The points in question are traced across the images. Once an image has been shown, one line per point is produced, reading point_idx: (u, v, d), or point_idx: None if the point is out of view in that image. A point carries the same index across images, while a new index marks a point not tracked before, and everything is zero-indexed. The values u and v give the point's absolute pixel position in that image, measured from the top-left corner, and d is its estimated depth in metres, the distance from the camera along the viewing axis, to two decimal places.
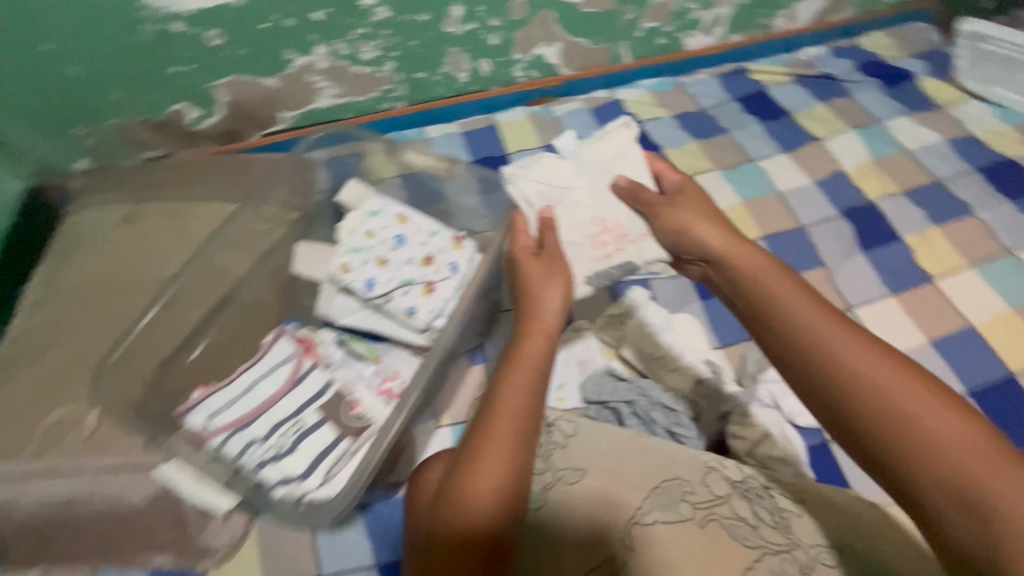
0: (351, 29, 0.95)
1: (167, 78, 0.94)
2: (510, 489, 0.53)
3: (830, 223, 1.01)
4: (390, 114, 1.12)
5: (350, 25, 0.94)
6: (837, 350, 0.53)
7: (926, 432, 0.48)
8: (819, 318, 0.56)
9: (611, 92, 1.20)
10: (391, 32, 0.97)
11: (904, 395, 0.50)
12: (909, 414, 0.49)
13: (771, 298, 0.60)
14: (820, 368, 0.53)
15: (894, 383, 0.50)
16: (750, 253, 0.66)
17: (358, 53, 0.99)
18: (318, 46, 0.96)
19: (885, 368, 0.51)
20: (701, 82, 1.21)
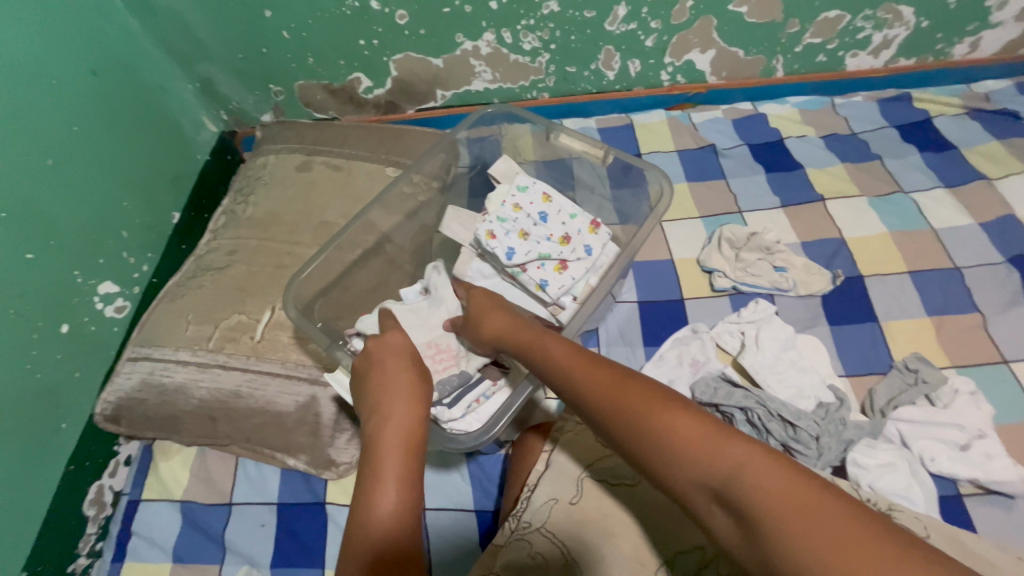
0: (519, 20, 1.02)
1: (353, 49, 1.07)
2: (412, 503, 0.51)
3: (999, 267, 0.92)
4: (538, 102, 1.19)
5: (518, 16, 1.02)
6: (638, 410, 0.49)
7: (754, 501, 0.40)
8: (590, 378, 0.54)
9: (756, 105, 1.18)
10: (553, 25, 1.03)
11: (684, 453, 0.45)
12: (691, 464, 0.44)
13: (593, 391, 0.53)
14: (647, 441, 0.47)
15: (693, 439, 0.45)
16: (539, 339, 0.62)
17: (519, 43, 1.07)
18: (486, 34, 1.05)
19: (687, 424, 0.46)
20: (859, 107, 1.16)
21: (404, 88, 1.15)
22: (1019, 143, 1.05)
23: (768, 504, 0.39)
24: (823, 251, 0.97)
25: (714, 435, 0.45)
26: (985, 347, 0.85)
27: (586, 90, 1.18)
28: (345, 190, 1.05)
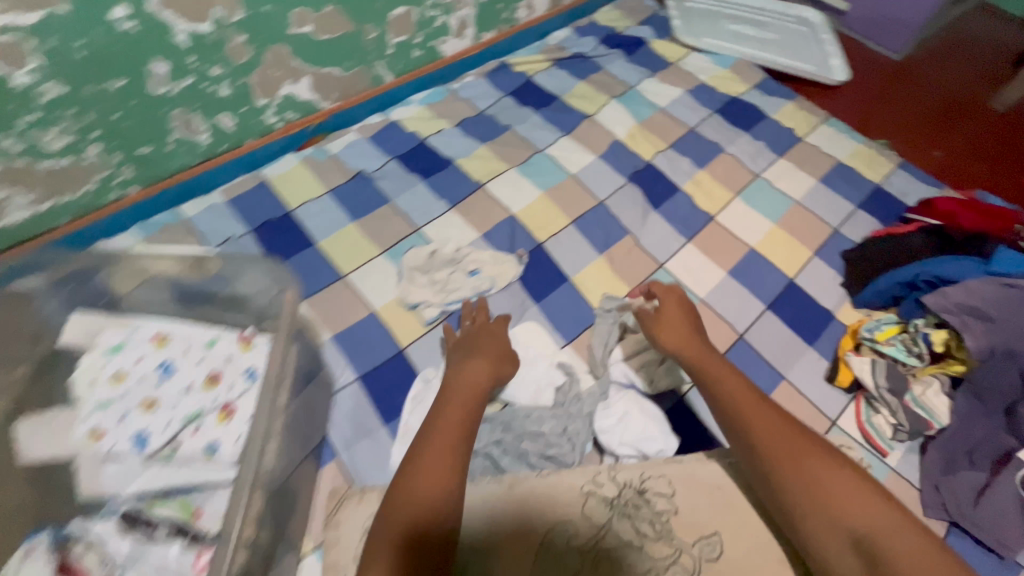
0: None
1: (151, 120, 0.99)
2: (446, 491, 0.64)
3: (734, 202, 1.21)
4: None
5: (261, 3, 0.96)
6: (780, 438, 0.68)
7: (771, 443, 0.68)
8: (751, 399, 0.73)
9: None
10: None
11: (781, 440, 0.68)
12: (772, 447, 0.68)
13: (783, 438, 0.68)
14: (783, 465, 0.66)
15: (778, 429, 0.69)
16: (728, 377, 0.77)
17: None
18: (241, 36, 0.98)
19: (757, 405, 0.72)
20: (620, 83, 1.44)
21: (215, 135, 1.10)
22: (731, 99, 1.40)
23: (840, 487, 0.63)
24: (619, 211, 1.19)
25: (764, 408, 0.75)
26: None
27: (332, 69, 1.17)
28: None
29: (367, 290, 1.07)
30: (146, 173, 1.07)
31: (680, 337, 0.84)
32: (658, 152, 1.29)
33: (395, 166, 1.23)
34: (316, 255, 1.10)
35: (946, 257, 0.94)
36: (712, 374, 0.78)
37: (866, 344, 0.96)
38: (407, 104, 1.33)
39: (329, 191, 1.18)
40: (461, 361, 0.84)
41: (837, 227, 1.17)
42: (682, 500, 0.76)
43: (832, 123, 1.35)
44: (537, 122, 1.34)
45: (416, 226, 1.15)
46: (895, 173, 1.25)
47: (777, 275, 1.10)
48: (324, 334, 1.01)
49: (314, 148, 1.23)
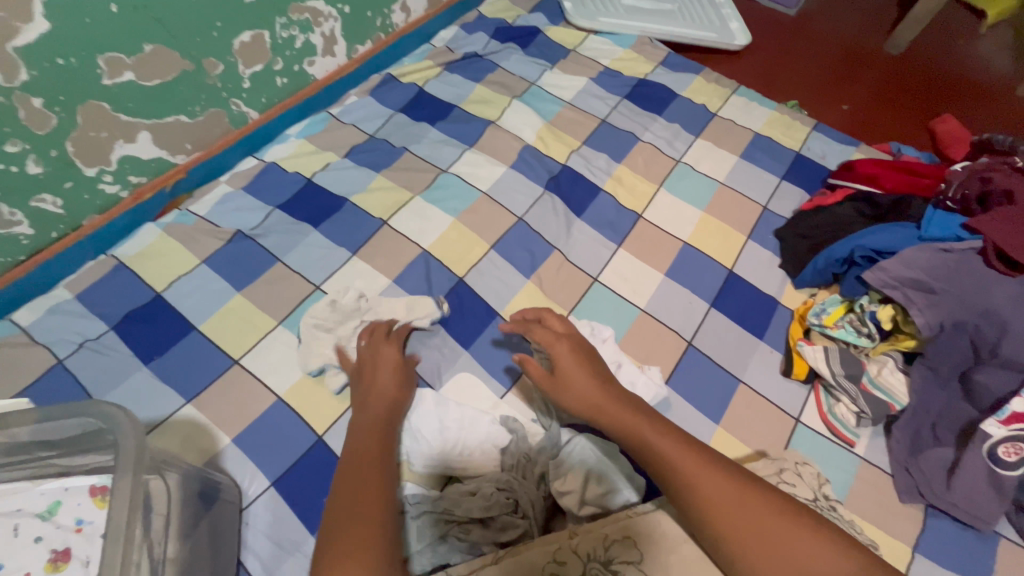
0: None
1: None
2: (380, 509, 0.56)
3: (659, 193, 1.13)
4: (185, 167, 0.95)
5: (49, 55, 0.78)
6: (725, 497, 0.55)
7: (727, 517, 0.54)
8: (693, 461, 0.58)
9: None
10: None
11: (738, 514, 0.54)
12: (728, 525, 0.54)
13: (726, 496, 0.55)
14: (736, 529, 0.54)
15: (729, 497, 0.55)
16: (644, 421, 0.64)
17: None
18: (34, 99, 0.80)
19: (705, 470, 0.57)
20: (521, 80, 1.32)
21: (38, 221, 0.90)
22: (639, 81, 1.31)
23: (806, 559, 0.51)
24: (541, 225, 1.08)
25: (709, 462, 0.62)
26: None
27: (176, 117, 0.98)
28: (30, 380, 0.86)
29: (268, 372, 0.91)
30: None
31: (594, 395, 0.68)
32: (573, 152, 1.19)
33: (280, 216, 1.06)
34: (200, 341, 0.93)
35: (874, 228, 0.91)
36: (642, 435, 0.62)
37: (816, 330, 0.91)
38: (284, 141, 1.16)
39: (204, 260, 1.00)
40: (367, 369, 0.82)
41: (766, 204, 1.11)
42: (652, 564, 0.61)
43: (742, 92, 1.30)
44: (436, 137, 1.20)
45: (316, 284, 1.00)
46: (812, 136, 1.21)
47: (715, 268, 1.03)
48: (223, 439, 0.85)
49: (176, 211, 1.05)
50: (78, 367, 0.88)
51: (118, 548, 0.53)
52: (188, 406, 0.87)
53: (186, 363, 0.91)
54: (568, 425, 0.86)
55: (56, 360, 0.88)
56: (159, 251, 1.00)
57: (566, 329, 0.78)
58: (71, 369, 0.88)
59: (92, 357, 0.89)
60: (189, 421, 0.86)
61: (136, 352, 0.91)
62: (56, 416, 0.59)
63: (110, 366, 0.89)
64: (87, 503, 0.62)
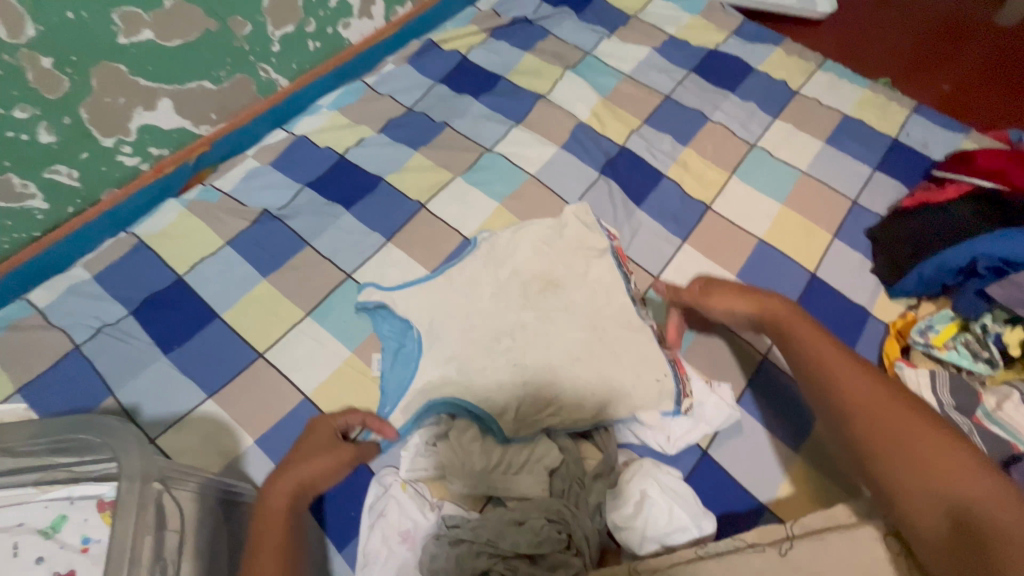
0: None
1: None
2: None
3: (731, 182, 1.00)
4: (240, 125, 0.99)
5: (58, 8, 0.70)
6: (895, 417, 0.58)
7: (866, 417, 0.59)
8: (858, 364, 0.64)
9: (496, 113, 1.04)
10: None
11: (919, 438, 0.56)
12: (891, 441, 0.57)
13: (885, 425, 0.58)
14: (864, 427, 0.59)
15: (906, 422, 0.58)
16: (810, 337, 0.68)
17: None
18: (43, 58, 0.72)
19: (879, 396, 0.60)
20: (574, 49, 1.18)
21: (52, 195, 0.84)
22: (709, 52, 1.16)
23: (979, 496, 0.51)
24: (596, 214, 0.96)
25: (836, 356, 0.65)
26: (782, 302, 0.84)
27: (200, 83, 0.89)
28: (46, 366, 0.80)
29: (295, 368, 0.83)
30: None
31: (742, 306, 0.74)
32: (632, 132, 1.06)
33: (309, 195, 0.98)
34: (223, 331, 0.85)
35: (1004, 232, 0.76)
36: (791, 329, 0.70)
37: (919, 350, 0.79)
38: (315, 112, 1.06)
39: (229, 242, 0.92)
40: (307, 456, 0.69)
41: (856, 197, 0.97)
42: None
43: (829, 68, 1.13)
44: (479, 112, 1.09)
45: (348, 273, 0.91)
46: (912, 120, 1.05)
47: (795, 270, 0.90)
48: (246, 440, 0.78)
49: (200, 186, 0.97)
50: (97, 354, 0.82)
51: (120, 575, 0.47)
52: (209, 403, 0.80)
53: (208, 354, 0.84)
54: (626, 444, 0.77)
55: (73, 346, 0.82)
56: (182, 231, 0.93)
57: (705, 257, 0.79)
58: (88, 356, 0.82)
59: (111, 344, 0.83)
60: (210, 418, 0.79)
61: (154, 339, 0.84)
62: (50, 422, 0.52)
63: (128, 353, 0.83)
64: (93, 518, 0.56)
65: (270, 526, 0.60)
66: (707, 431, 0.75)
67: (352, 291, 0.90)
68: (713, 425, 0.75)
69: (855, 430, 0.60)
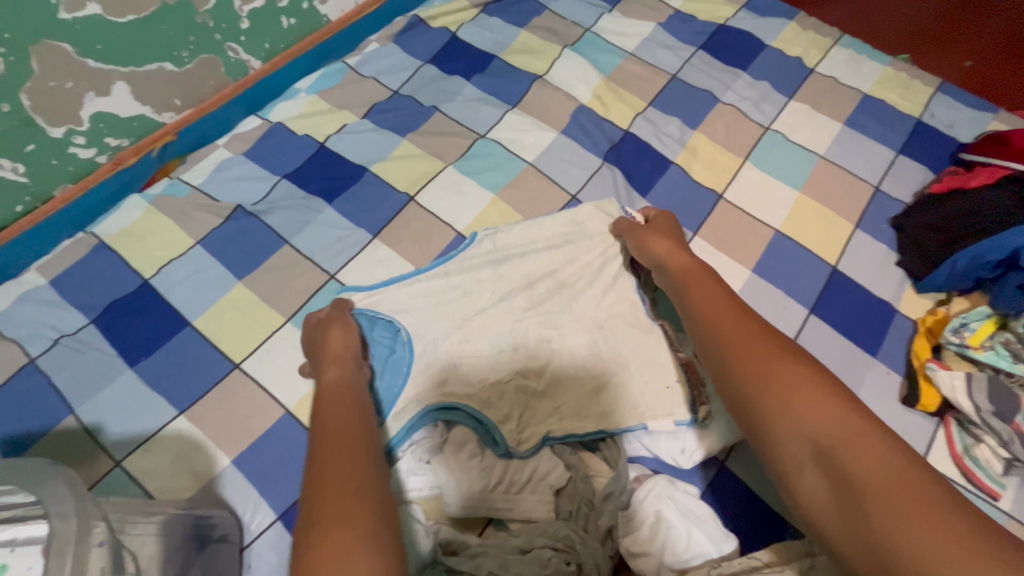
0: None
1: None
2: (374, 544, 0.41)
3: (744, 168, 0.92)
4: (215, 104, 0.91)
5: None
6: (759, 376, 0.50)
7: (749, 378, 0.51)
8: (737, 319, 0.57)
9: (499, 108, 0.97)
10: None
11: (794, 377, 0.49)
12: (777, 387, 0.49)
13: (769, 379, 0.50)
14: (752, 394, 0.50)
15: (767, 364, 0.51)
16: (710, 290, 0.62)
17: None
18: None
19: (756, 342, 0.53)
20: (573, 25, 1.09)
21: None
22: (718, 27, 1.08)
23: (844, 437, 0.44)
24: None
25: (729, 303, 0.60)
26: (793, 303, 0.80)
27: (159, 65, 0.81)
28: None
29: (274, 380, 0.76)
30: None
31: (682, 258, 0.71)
32: (637, 115, 0.98)
33: (287, 188, 0.89)
34: (195, 340, 0.78)
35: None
36: (693, 287, 0.65)
37: (952, 350, 0.73)
38: (292, 96, 0.97)
39: (199, 241, 0.84)
40: (325, 344, 0.68)
41: (878, 183, 0.90)
42: None
43: (846, 43, 1.05)
44: (472, 95, 1.00)
45: (330, 272, 0.84)
46: (936, 99, 0.98)
47: (815, 263, 0.84)
48: (220, 460, 0.71)
49: (166, 180, 0.89)
50: (54, 367, 0.74)
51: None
52: (180, 419, 0.73)
53: (178, 365, 0.76)
54: (637, 458, 0.71)
55: (27, 360, 0.75)
56: (148, 230, 0.84)
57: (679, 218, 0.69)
58: (44, 370, 0.74)
59: (71, 356, 0.75)
60: (181, 437, 0.72)
61: (118, 349, 0.77)
62: None
63: (89, 366, 0.75)
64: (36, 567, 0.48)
65: (334, 398, 0.57)
66: (726, 441, 0.69)
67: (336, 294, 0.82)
68: (732, 439, 0.69)
69: (726, 379, 0.53)
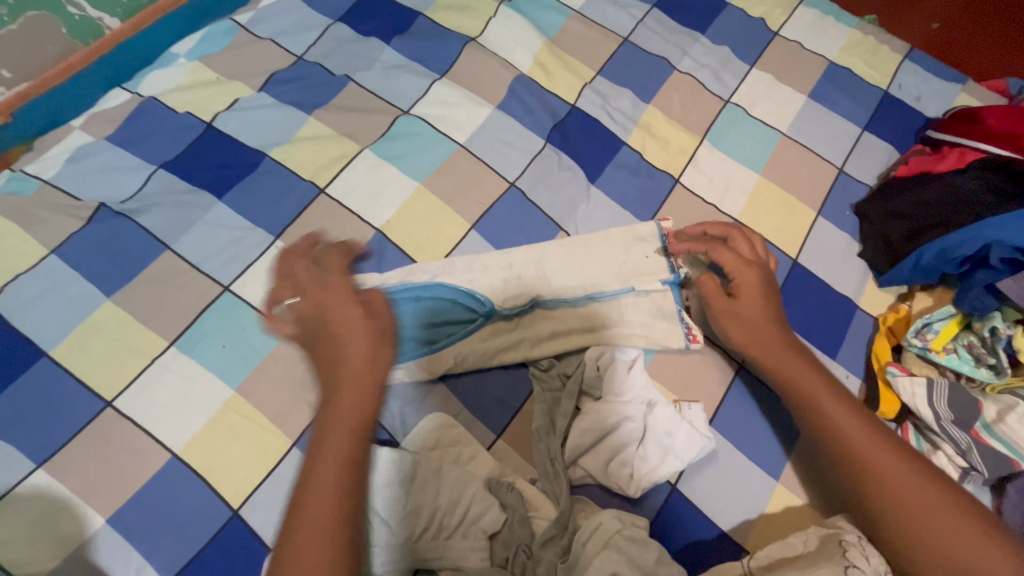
0: None
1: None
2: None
3: (702, 149, 0.83)
4: (64, 72, 0.74)
5: None
6: (874, 470, 0.54)
7: (872, 483, 0.53)
8: (849, 416, 0.57)
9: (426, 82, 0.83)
10: None
11: (928, 520, 0.51)
12: (913, 514, 0.51)
13: (891, 499, 0.52)
14: (876, 501, 0.53)
15: (878, 454, 0.55)
16: (796, 359, 0.62)
17: None
18: None
19: (885, 452, 0.55)
20: None
21: None
22: None
23: (882, 490, 0.53)
24: (542, 193, 0.79)
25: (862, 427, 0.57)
26: None
27: None
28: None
29: (157, 417, 0.64)
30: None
31: (766, 330, 0.63)
32: (584, 86, 0.86)
33: (165, 180, 0.74)
34: (55, 374, 0.64)
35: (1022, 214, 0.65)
36: (776, 355, 0.62)
37: (914, 353, 0.68)
38: (169, 63, 0.80)
39: (54, 249, 0.69)
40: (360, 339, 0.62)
41: (842, 164, 0.83)
42: None
43: (813, 2, 0.95)
44: (393, 61, 0.85)
45: (224, 284, 0.70)
46: (905, 67, 0.90)
47: (775, 256, 0.77)
48: (92, 518, 0.60)
49: (8, 173, 0.72)
50: None
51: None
52: (38, 472, 0.61)
53: (32, 408, 0.63)
54: (581, 486, 0.64)
55: None
56: None
57: (754, 255, 0.68)
58: None
59: None
60: (40, 494, 0.60)
61: None
62: None
63: None
64: None
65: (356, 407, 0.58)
66: (677, 466, 0.63)
67: (231, 309, 0.69)
68: (682, 464, 0.62)
69: (816, 434, 0.58)
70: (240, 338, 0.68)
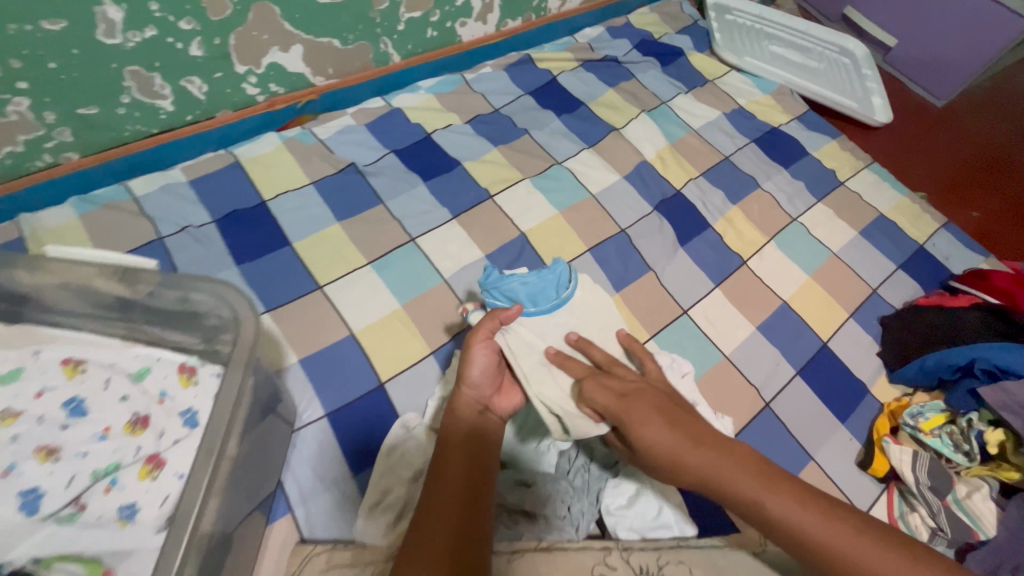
0: None
1: (100, 75, 0.82)
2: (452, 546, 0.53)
3: (768, 246, 1.09)
4: (357, 79, 1.12)
5: None
6: (755, 499, 0.55)
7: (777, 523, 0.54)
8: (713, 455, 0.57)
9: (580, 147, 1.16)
10: None
11: (797, 523, 0.53)
12: (806, 534, 0.53)
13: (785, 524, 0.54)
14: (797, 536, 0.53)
15: (746, 482, 0.55)
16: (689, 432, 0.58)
17: None
18: None
19: (745, 475, 0.56)
20: (653, 96, 1.30)
21: (179, 101, 0.94)
22: (772, 129, 1.28)
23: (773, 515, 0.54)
24: (643, 242, 1.06)
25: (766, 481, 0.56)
26: (782, 362, 0.95)
27: (330, 40, 1.02)
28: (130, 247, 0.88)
29: (348, 306, 0.91)
30: (88, 141, 0.90)
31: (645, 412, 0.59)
32: (690, 180, 1.16)
33: (393, 161, 1.07)
34: (292, 259, 0.93)
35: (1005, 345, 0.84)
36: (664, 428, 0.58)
37: (907, 431, 0.86)
38: (414, 91, 1.17)
39: (313, 182, 1.01)
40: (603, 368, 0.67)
41: (876, 287, 1.06)
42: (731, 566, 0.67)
43: (876, 169, 1.24)
44: (558, 129, 1.20)
45: (411, 236, 1.00)
46: (940, 233, 1.15)
47: (810, 336, 0.99)
48: (290, 357, 0.85)
49: (300, 128, 1.07)
50: (174, 248, 0.89)
51: (220, 433, 0.56)
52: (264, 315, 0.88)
53: (274, 274, 0.92)
54: None
55: (158, 236, 0.90)
56: (275, 162, 1.02)
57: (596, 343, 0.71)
58: (167, 249, 0.90)
59: (189, 243, 0.90)
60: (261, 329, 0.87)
61: (230, 249, 0.92)
62: (188, 285, 0.61)
63: (204, 257, 0.90)
64: (173, 377, 0.64)
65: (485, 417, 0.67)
66: None
67: (412, 253, 0.98)
68: None
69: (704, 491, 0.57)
70: (413, 273, 0.96)
